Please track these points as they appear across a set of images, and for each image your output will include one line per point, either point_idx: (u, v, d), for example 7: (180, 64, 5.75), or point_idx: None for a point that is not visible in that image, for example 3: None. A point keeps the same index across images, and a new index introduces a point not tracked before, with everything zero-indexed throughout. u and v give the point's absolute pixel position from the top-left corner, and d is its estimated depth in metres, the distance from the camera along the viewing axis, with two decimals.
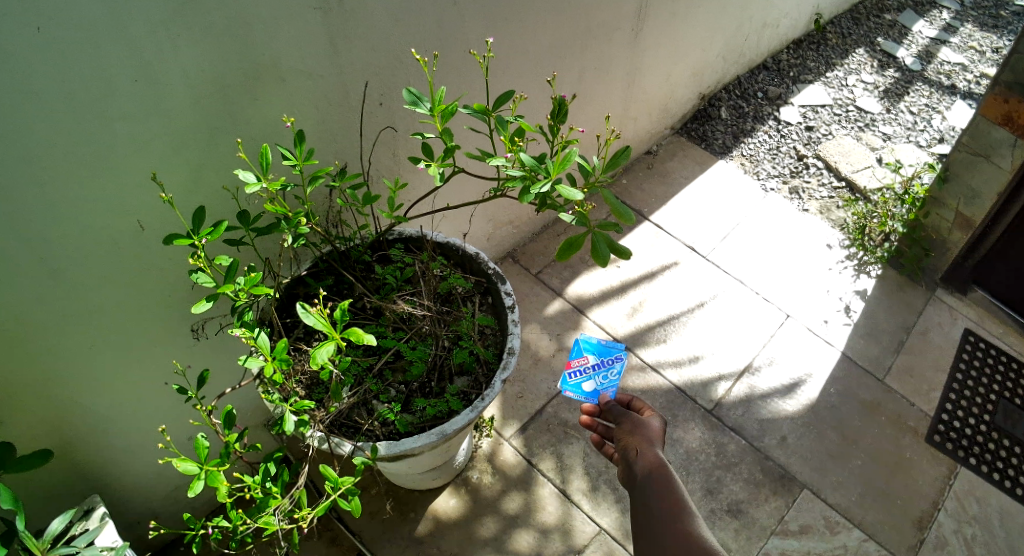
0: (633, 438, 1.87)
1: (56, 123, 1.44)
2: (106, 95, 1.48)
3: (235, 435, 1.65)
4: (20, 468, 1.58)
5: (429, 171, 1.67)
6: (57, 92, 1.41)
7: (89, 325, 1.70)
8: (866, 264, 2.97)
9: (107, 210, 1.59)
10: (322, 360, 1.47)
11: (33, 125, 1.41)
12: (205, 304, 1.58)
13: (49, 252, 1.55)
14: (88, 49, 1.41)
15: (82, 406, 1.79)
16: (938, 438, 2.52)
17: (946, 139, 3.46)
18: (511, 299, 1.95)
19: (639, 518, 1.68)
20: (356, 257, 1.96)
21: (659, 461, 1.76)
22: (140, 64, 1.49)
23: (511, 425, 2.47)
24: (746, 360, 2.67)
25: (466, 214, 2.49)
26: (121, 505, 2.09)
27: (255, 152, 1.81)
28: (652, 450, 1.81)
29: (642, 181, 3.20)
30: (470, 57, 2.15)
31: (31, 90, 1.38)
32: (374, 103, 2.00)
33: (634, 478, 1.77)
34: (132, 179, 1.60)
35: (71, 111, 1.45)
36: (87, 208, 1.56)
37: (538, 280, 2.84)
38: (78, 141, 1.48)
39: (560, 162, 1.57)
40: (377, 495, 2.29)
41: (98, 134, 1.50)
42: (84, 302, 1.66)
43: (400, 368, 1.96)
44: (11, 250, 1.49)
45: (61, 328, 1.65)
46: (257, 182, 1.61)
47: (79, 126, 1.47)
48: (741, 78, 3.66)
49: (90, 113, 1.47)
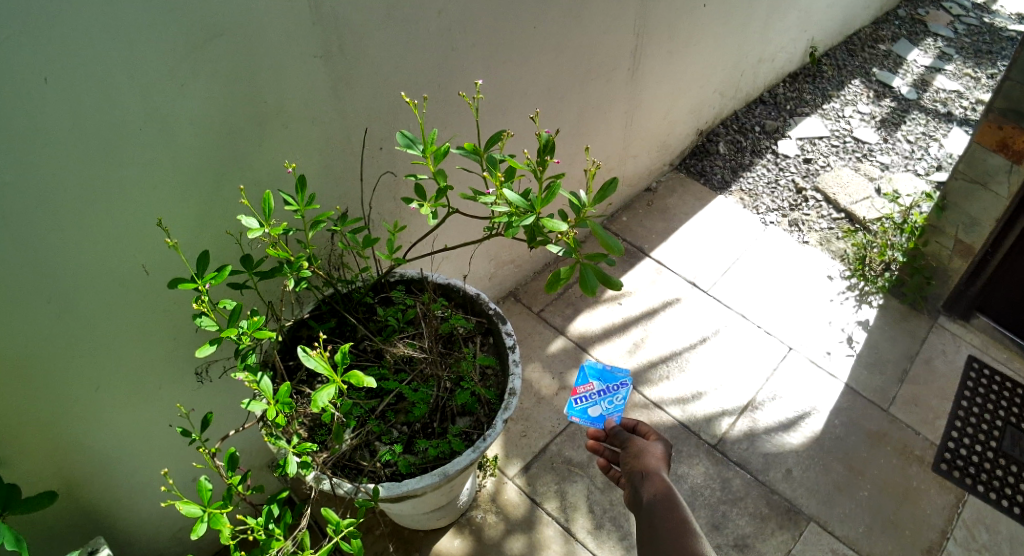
0: (639, 463, 1.85)
1: (64, 166, 1.45)
2: (116, 145, 1.51)
3: (238, 477, 1.65)
4: (27, 510, 1.60)
5: (421, 211, 1.69)
6: (67, 141, 1.44)
7: (93, 367, 1.71)
8: (867, 293, 2.97)
9: (113, 252, 1.61)
10: (323, 403, 1.48)
11: (46, 168, 1.43)
12: (209, 348, 1.59)
13: (56, 295, 1.56)
14: (99, 94, 1.44)
15: (88, 449, 1.80)
16: (945, 466, 2.51)
17: (944, 166, 3.47)
18: (512, 339, 1.96)
19: (645, 545, 1.64)
20: (359, 299, 1.98)
21: (666, 485, 1.75)
22: (149, 108, 1.52)
23: (514, 464, 2.46)
24: (749, 394, 2.66)
25: (467, 254, 2.51)
26: (124, 547, 2.09)
27: (259, 197, 1.83)
28: (658, 474, 1.79)
29: (642, 218, 3.22)
30: (458, 98, 2.14)
31: (42, 131, 1.40)
32: (375, 148, 2.02)
33: (641, 504, 1.74)
34: (139, 221, 1.62)
35: (81, 153, 1.47)
36: (94, 250, 1.58)
37: (540, 318, 2.85)
38: (86, 189, 1.51)
39: (547, 197, 1.60)
40: (380, 536, 2.28)
41: (105, 177, 1.52)
42: (90, 343, 1.67)
43: (403, 410, 1.96)
44: (19, 293, 1.50)
45: (68, 368, 1.66)
46: (260, 227, 1.62)
47: (89, 169, 1.49)
48: (738, 112, 3.69)
49: (98, 156, 1.49)
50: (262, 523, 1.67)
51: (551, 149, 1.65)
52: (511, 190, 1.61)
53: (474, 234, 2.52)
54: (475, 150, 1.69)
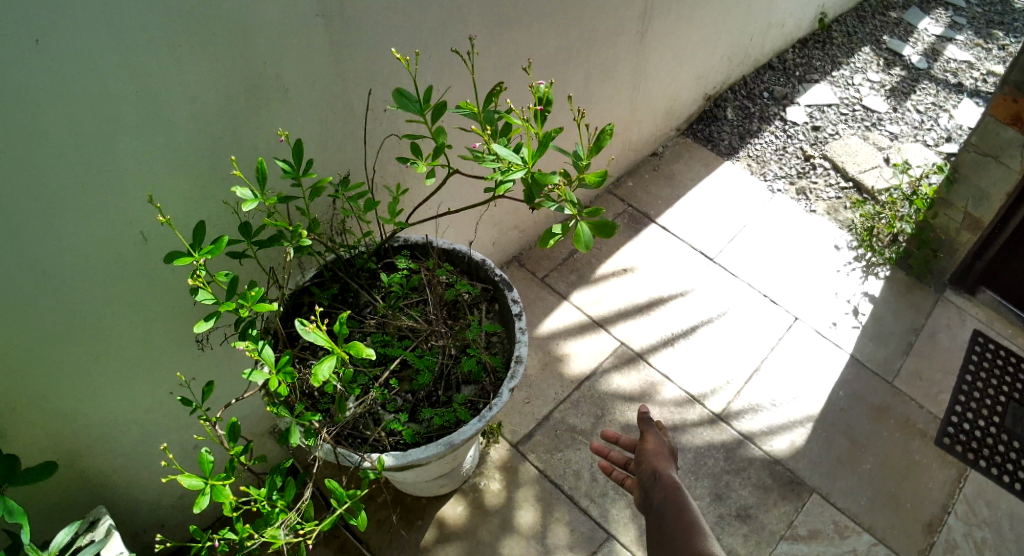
0: (650, 463, 1.85)
1: (47, 142, 1.41)
2: (108, 110, 1.46)
3: (240, 448, 1.64)
4: (26, 482, 1.58)
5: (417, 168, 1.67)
6: (56, 107, 1.39)
7: (86, 342, 1.68)
8: (874, 265, 2.94)
9: (104, 224, 1.57)
10: (325, 376, 1.46)
11: (30, 144, 1.39)
12: (205, 324, 1.56)
13: (47, 267, 1.52)
14: (81, 65, 1.38)
15: (85, 419, 1.78)
16: (948, 441, 2.51)
17: (953, 138, 3.43)
18: (518, 306, 1.90)
19: (653, 543, 1.64)
20: (361, 265, 1.92)
21: (678, 486, 1.76)
22: (136, 80, 1.47)
23: (518, 431, 2.44)
24: (754, 363, 2.65)
25: (472, 218, 2.47)
26: (124, 515, 2.07)
27: (251, 167, 1.77)
28: (669, 474, 1.80)
29: (647, 184, 3.17)
30: (453, 56, 2.05)
31: (30, 98, 1.35)
32: (379, 110, 1.97)
33: (651, 505, 1.74)
34: (132, 188, 1.58)
35: (68, 128, 1.42)
36: (84, 224, 1.54)
37: (544, 285, 2.82)
38: (78, 156, 1.46)
39: (538, 151, 1.55)
40: (383, 503, 2.27)
41: (93, 151, 1.48)
42: (86, 316, 1.64)
43: (406, 378, 1.94)
44: (12, 261, 1.46)
45: (64, 341, 1.63)
46: (255, 199, 1.60)
47: (77, 142, 1.44)
48: (747, 78, 3.63)
49: (87, 131, 1.45)
50: (265, 494, 1.66)
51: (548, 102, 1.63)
52: (501, 144, 1.55)
53: (478, 196, 2.47)
54: (472, 108, 1.66)
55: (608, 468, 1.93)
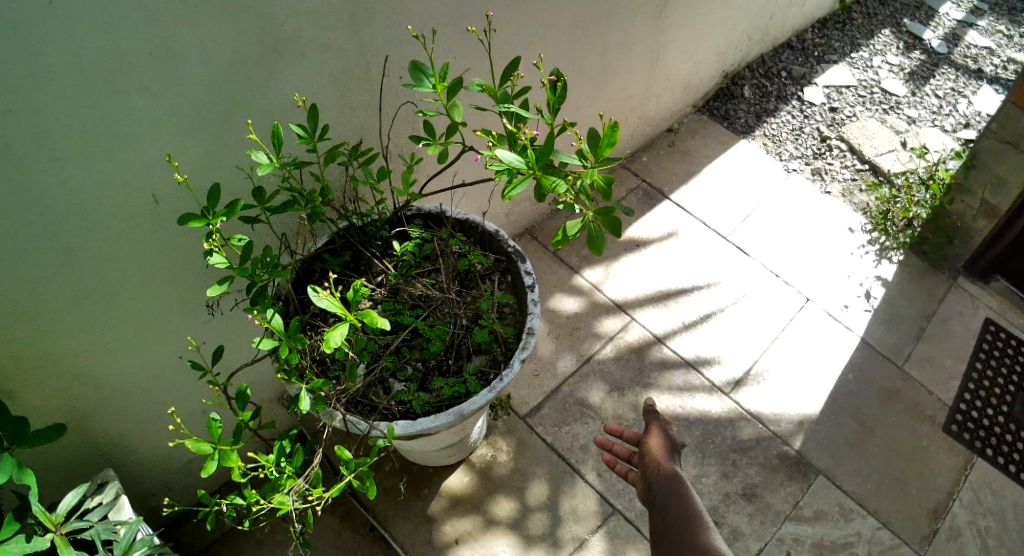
0: (652, 457, 1.83)
1: (57, 100, 1.41)
2: (123, 71, 1.46)
3: (249, 413, 1.64)
4: (34, 444, 1.56)
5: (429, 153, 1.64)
6: (71, 67, 1.39)
7: (100, 295, 1.68)
8: (888, 249, 2.92)
9: (118, 185, 1.57)
10: (337, 343, 1.45)
11: (39, 92, 1.38)
12: (219, 288, 1.56)
13: (61, 226, 1.53)
14: (96, 23, 1.38)
15: (95, 380, 1.79)
16: (956, 428, 2.50)
17: (972, 124, 3.40)
18: (531, 278, 1.90)
19: (658, 538, 1.66)
20: (374, 233, 1.92)
21: (680, 479, 1.75)
22: (152, 40, 1.46)
23: (527, 404, 2.45)
24: (764, 343, 2.64)
25: (487, 190, 2.47)
26: (134, 477, 2.09)
27: (267, 131, 1.77)
28: (671, 468, 1.79)
29: (661, 159, 3.16)
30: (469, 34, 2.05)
31: (45, 55, 1.35)
32: (395, 77, 1.96)
33: (654, 499, 1.74)
34: (147, 150, 1.58)
35: (79, 81, 1.42)
36: (98, 184, 1.54)
37: (556, 258, 2.81)
38: (93, 117, 1.47)
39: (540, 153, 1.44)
40: (391, 472, 2.30)
41: (105, 105, 1.47)
42: (99, 271, 1.65)
43: (417, 347, 1.95)
44: (25, 217, 1.47)
45: (74, 300, 1.64)
46: (270, 163, 1.59)
47: (89, 102, 1.45)
48: (765, 56, 3.60)
49: (97, 81, 1.44)
50: (274, 460, 1.67)
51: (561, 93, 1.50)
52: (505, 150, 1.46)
53: (493, 168, 2.46)
54: (487, 88, 1.60)
55: (611, 461, 1.95)
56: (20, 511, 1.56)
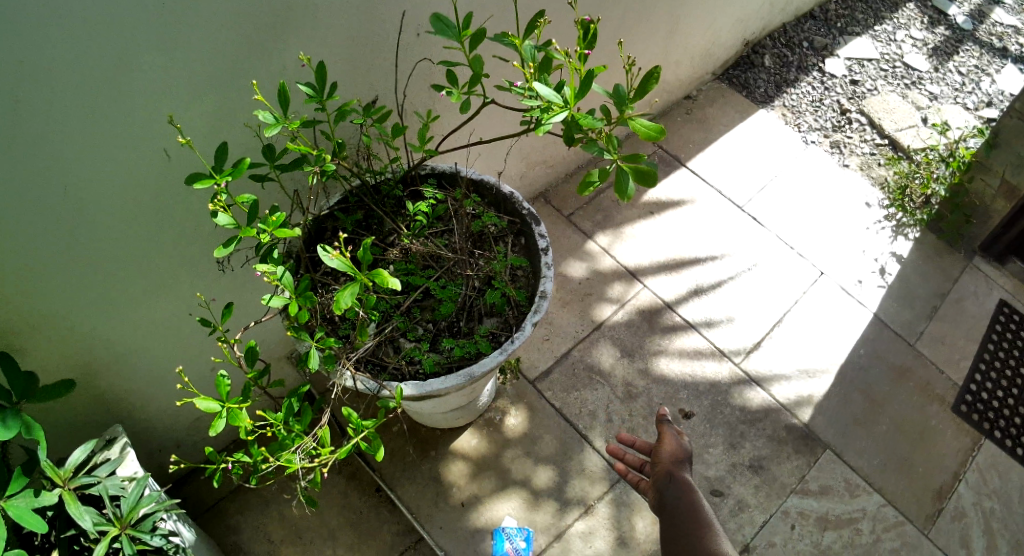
0: (661, 465, 1.83)
1: (67, 48, 1.38)
2: (133, 20, 1.43)
3: (257, 372, 1.62)
4: (45, 399, 1.53)
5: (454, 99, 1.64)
6: (80, 13, 1.37)
7: (101, 280, 1.70)
8: (904, 226, 2.88)
9: (127, 139, 1.55)
10: (347, 305, 1.40)
11: (44, 56, 1.37)
12: (225, 250, 1.50)
13: (70, 180, 1.52)
14: None
15: (104, 337, 1.79)
16: (965, 408, 2.49)
17: (994, 103, 3.35)
18: (545, 242, 1.88)
19: (669, 545, 1.69)
20: (388, 192, 1.90)
21: (691, 488, 1.76)
22: None
23: (536, 368, 2.46)
24: (776, 315, 2.63)
25: (503, 150, 2.46)
26: (142, 433, 2.09)
27: (272, 89, 1.74)
28: (682, 475, 1.79)
29: (679, 126, 3.12)
30: None
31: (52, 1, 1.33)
32: (412, 33, 1.93)
33: (664, 506, 1.76)
34: (154, 104, 1.55)
35: (80, 81, 1.43)
36: (108, 136, 1.52)
37: (569, 223, 2.79)
38: (103, 67, 1.44)
39: (579, 90, 1.48)
40: (398, 434, 2.31)
41: (110, 71, 1.46)
42: (105, 238, 1.65)
43: (428, 308, 1.94)
44: (33, 166, 1.46)
45: (85, 257, 1.64)
46: (278, 123, 1.54)
47: (99, 51, 1.42)
48: (787, 26, 3.54)
49: (97, 76, 1.45)
50: (282, 418, 1.64)
51: (593, 38, 1.55)
52: (543, 84, 1.48)
53: (510, 128, 2.44)
54: (510, 38, 1.62)
55: (623, 471, 1.98)
56: (29, 466, 1.54)
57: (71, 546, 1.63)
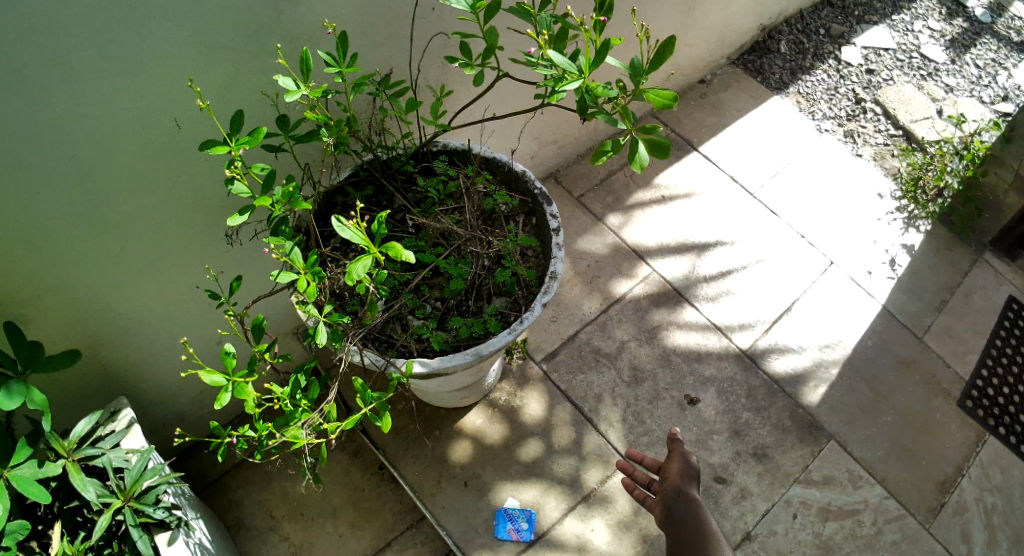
0: (671, 480, 1.93)
1: (80, 8, 1.37)
2: None
3: (265, 345, 1.61)
4: (47, 370, 1.52)
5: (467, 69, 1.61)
6: None
7: (110, 249, 1.70)
8: (916, 218, 2.86)
9: (139, 108, 1.55)
10: (358, 276, 1.38)
11: (56, 20, 1.36)
12: (240, 217, 1.49)
13: (80, 148, 1.52)
14: None
15: (111, 308, 1.79)
16: (970, 403, 2.48)
17: (1010, 97, 3.32)
18: (557, 222, 1.87)
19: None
20: (399, 167, 1.89)
21: (698, 504, 1.85)
22: None
23: (542, 350, 2.46)
24: (784, 304, 2.62)
25: (517, 128, 2.45)
26: (147, 405, 2.09)
27: (292, 57, 1.74)
28: (690, 492, 1.89)
29: (692, 110, 3.10)
30: None
31: None
32: (428, 7, 1.92)
33: (672, 520, 1.83)
34: (166, 72, 1.54)
35: (90, 56, 1.43)
36: (119, 104, 1.52)
37: (579, 205, 2.78)
38: (115, 33, 1.43)
39: (595, 60, 1.45)
40: (404, 411, 2.31)
41: (122, 37, 1.45)
42: (115, 208, 1.64)
43: (437, 285, 1.94)
44: (42, 132, 1.45)
45: (94, 226, 1.64)
46: (297, 90, 1.53)
47: (111, 16, 1.41)
48: (804, 12, 3.51)
49: (106, 64, 1.46)
50: (288, 393, 1.63)
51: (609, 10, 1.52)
52: (556, 53, 1.45)
53: (524, 106, 2.43)
54: (526, 9, 1.59)
55: (630, 485, 2.03)
56: (32, 437, 1.53)
57: (74, 517, 1.64)
